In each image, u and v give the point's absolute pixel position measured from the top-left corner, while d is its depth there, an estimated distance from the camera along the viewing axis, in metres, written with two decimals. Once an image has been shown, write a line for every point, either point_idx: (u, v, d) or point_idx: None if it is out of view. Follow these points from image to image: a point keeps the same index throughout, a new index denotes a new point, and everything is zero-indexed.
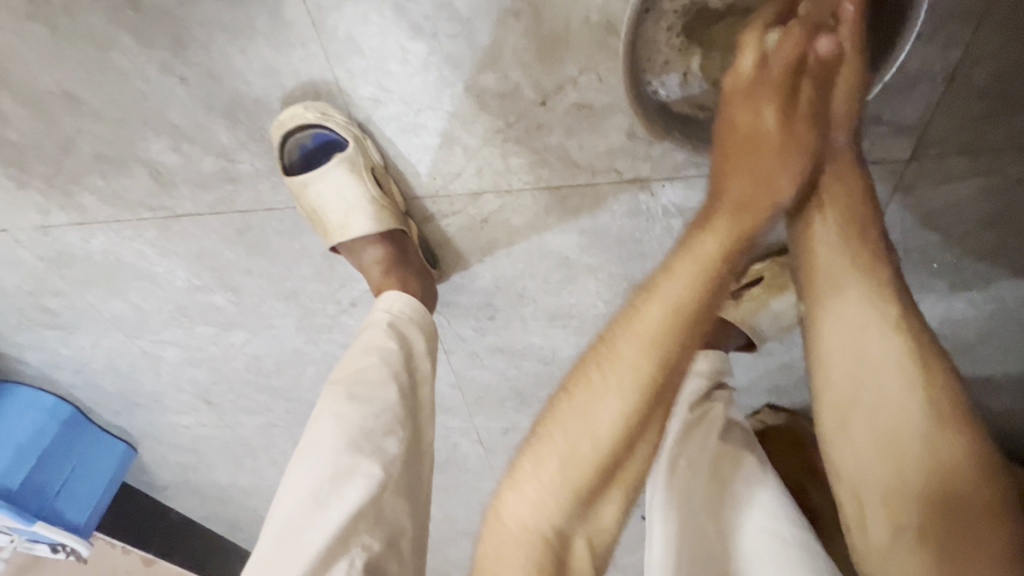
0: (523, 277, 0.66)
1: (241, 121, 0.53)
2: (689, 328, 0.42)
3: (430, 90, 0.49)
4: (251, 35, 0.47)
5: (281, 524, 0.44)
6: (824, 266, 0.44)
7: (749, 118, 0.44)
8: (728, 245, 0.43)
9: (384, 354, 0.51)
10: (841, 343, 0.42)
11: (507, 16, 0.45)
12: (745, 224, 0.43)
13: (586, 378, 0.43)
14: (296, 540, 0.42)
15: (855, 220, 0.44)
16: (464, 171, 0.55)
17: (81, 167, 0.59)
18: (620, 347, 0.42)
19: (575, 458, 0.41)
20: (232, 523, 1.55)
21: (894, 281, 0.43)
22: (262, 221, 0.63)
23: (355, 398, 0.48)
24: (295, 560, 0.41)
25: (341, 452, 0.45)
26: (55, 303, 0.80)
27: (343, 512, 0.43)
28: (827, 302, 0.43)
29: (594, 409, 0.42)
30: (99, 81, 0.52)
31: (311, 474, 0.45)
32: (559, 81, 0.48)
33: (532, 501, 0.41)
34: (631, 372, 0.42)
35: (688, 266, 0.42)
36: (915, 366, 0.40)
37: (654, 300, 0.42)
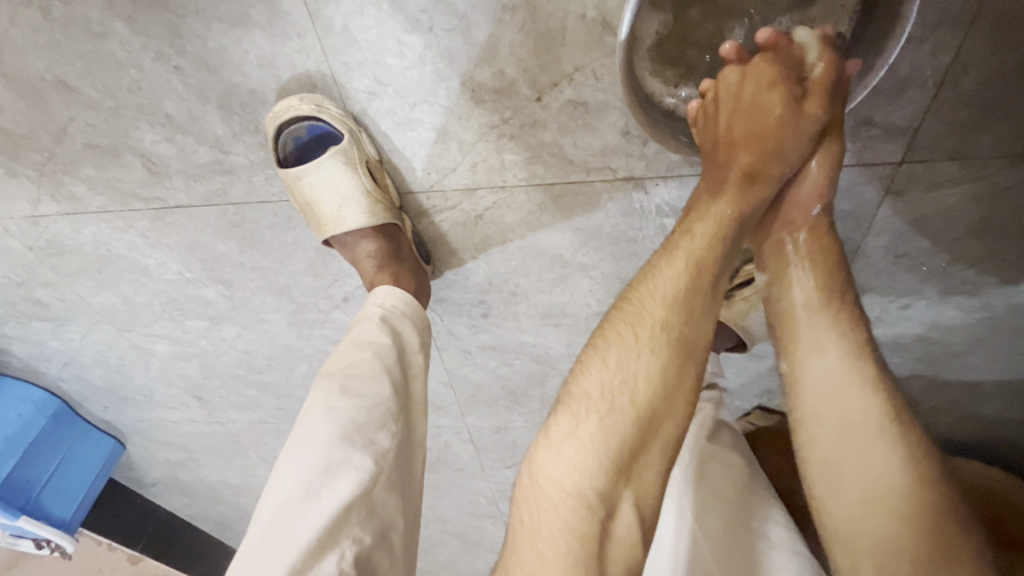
0: (516, 275, 0.67)
1: (235, 112, 0.53)
2: (709, 280, 0.45)
3: (426, 84, 0.49)
4: (247, 25, 0.47)
5: (271, 515, 0.43)
6: (802, 314, 0.48)
7: (750, 110, 0.46)
8: (736, 210, 0.46)
9: (376, 349, 0.51)
10: (823, 400, 0.45)
11: (504, 12, 0.45)
12: (751, 195, 0.46)
13: (617, 334, 0.44)
14: (287, 531, 0.42)
15: (832, 279, 0.48)
16: (459, 167, 0.55)
17: (73, 157, 0.59)
18: (648, 303, 0.44)
19: (615, 413, 0.42)
20: (220, 521, 1.54)
21: (868, 341, 0.46)
22: (255, 213, 0.62)
23: (348, 391, 0.48)
24: (285, 552, 0.41)
25: (333, 445, 0.45)
26: (45, 294, 0.79)
27: (335, 504, 0.43)
28: (808, 359, 0.47)
29: (630, 361, 0.43)
30: (92, 69, 0.52)
31: (302, 466, 0.45)
32: (555, 78, 0.49)
33: (571, 463, 0.41)
34: (662, 324, 0.43)
35: (707, 224, 0.45)
36: (894, 426, 0.43)
37: (677, 254, 0.45)
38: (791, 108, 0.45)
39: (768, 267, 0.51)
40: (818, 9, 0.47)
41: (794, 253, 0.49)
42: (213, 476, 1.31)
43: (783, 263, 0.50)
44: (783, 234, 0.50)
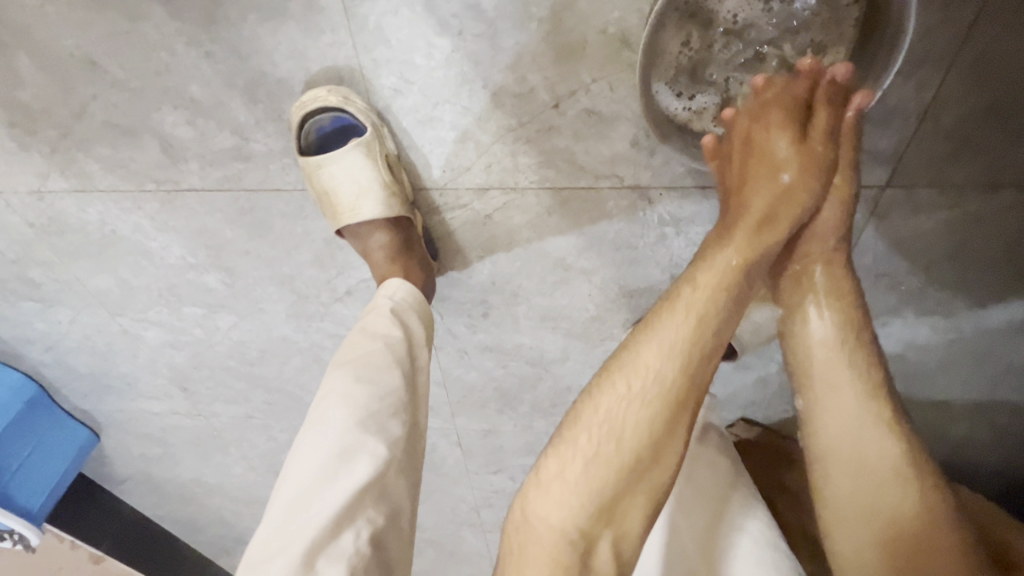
0: (519, 276, 0.69)
1: (261, 100, 0.55)
2: (711, 334, 0.45)
3: (451, 85, 0.52)
4: (283, 17, 0.49)
5: (290, 495, 0.44)
6: (816, 348, 0.50)
7: (767, 142, 0.49)
8: (746, 258, 0.46)
9: (388, 341, 0.52)
10: (840, 436, 0.47)
11: (530, 22, 0.49)
12: (762, 239, 0.47)
13: (611, 384, 0.45)
14: (303, 511, 0.43)
15: (848, 313, 0.50)
16: (474, 166, 0.57)
17: (89, 133, 0.59)
18: (643, 355, 0.45)
19: (600, 458, 0.43)
20: (190, 523, 1.49)
21: (884, 379, 0.48)
22: (268, 202, 0.64)
23: (362, 379, 0.49)
24: (304, 529, 0.42)
25: (349, 430, 0.46)
26: (39, 273, 0.78)
27: (351, 486, 0.43)
28: (824, 397, 0.49)
29: (619, 410, 0.44)
30: (123, 49, 0.53)
31: (320, 448, 0.45)
32: (572, 87, 0.52)
33: (558, 503, 0.43)
34: (653, 376, 0.44)
35: (710, 276, 0.46)
36: (908, 468, 0.45)
37: (677, 307, 0.45)
38: (798, 147, 0.48)
39: (785, 302, 0.53)
40: (814, 31, 0.50)
41: (812, 287, 0.51)
42: (188, 474, 1.28)
43: (799, 295, 0.52)
44: (799, 267, 0.52)
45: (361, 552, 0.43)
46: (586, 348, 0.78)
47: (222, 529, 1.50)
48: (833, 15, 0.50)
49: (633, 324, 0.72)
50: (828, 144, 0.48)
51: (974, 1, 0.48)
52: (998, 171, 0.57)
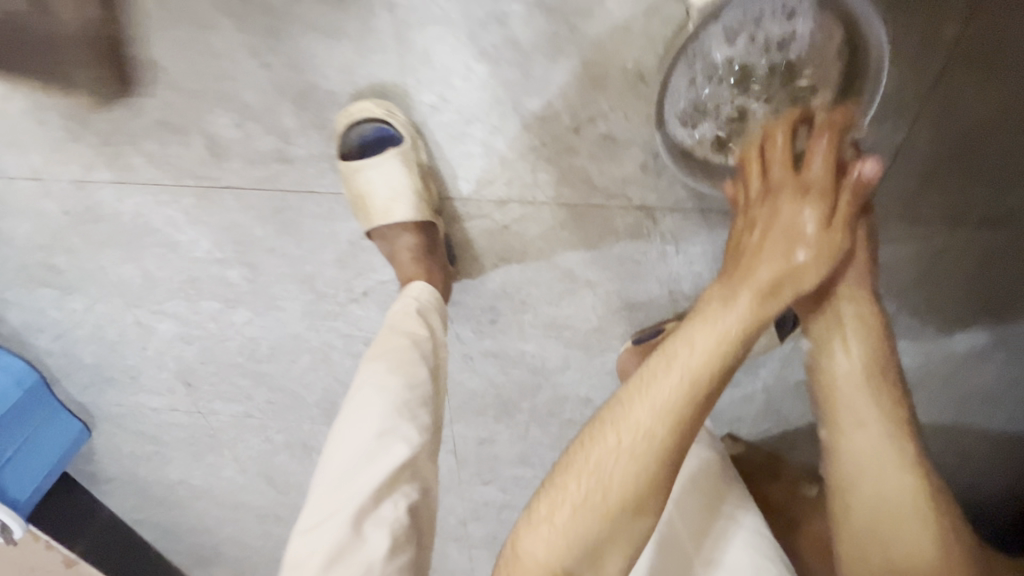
0: (529, 285, 0.74)
1: (308, 108, 0.60)
2: (702, 394, 0.49)
3: (484, 105, 0.58)
4: (339, 37, 0.56)
5: (334, 471, 0.48)
6: (845, 386, 0.55)
7: (790, 213, 0.51)
8: (746, 324, 0.50)
9: (415, 338, 0.56)
10: (867, 474, 0.53)
11: (559, 55, 0.55)
12: (766, 305, 0.50)
13: (602, 436, 0.49)
14: (347, 486, 0.47)
15: (875, 356, 0.55)
16: (497, 179, 0.63)
17: (142, 129, 0.64)
18: (636, 410, 0.49)
19: (587, 505, 0.47)
20: (169, 529, 1.47)
21: (907, 419, 0.54)
22: (300, 203, 0.68)
23: (394, 369, 0.52)
24: (348, 500, 0.46)
25: (386, 416, 0.50)
26: (63, 260, 0.81)
27: (389, 465, 0.47)
28: (853, 435, 0.54)
29: (607, 462, 0.48)
30: (189, 54, 0.59)
31: (359, 430, 0.49)
32: (592, 114, 0.58)
33: (546, 543, 0.47)
34: (643, 433, 0.48)
35: (708, 340, 0.49)
36: (925, 504, 0.52)
37: (673, 367, 0.49)
38: (823, 224, 0.50)
39: (815, 336, 0.57)
40: (808, 74, 0.55)
41: (842, 325, 0.55)
42: (175, 475, 1.27)
43: (829, 334, 0.56)
44: (829, 306, 0.56)
45: (400, 519, 0.47)
46: (585, 358, 0.82)
47: (201, 536, 1.48)
48: (822, 55, 0.54)
49: (631, 335, 0.77)
50: (846, 231, 0.51)
51: (937, 60, 0.56)
52: (959, 209, 0.64)
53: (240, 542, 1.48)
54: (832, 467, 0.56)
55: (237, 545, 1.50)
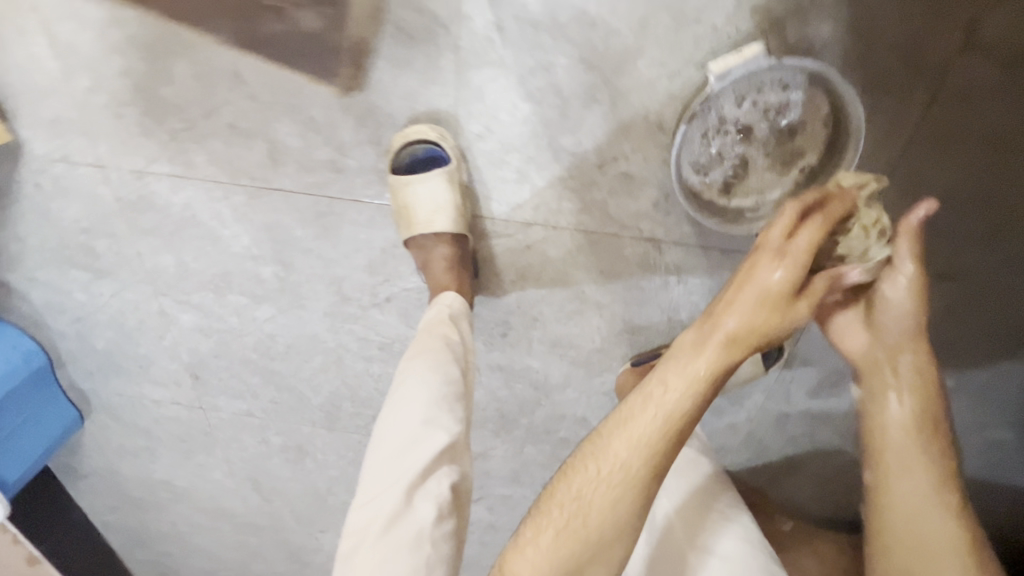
0: (542, 303, 0.81)
1: (368, 126, 0.68)
2: (674, 433, 0.56)
3: (523, 138, 0.67)
4: (406, 68, 0.65)
5: (384, 455, 0.53)
6: (895, 434, 0.63)
7: (763, 272, 0.55)
8: (716, 373, 0.55)
9: (449, 340, 0.61)
10: (911, 516, 0.61)
11: (592, 102, 0.65)
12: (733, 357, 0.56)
13: (583, 467, 0.57)
14: (397, 468, 0.52)
15: (925, 408, 0.63)
16: (526, 203, 0.71)
17: (211, 131, 0.71)
18: (613, 446, 0.56)
19: (568, 530, 0.55)
20: (139, 532, 1.44)
21: (952, 469, 0.62)
22: (344, 209, 0.75)
23: (434, 365, 0.58)
24: (400, 479, 0.51)
25: (427, 406, 0.55)
26: (103, 245, 0.86)
27: (434, 449, 0.53)
28: (900, 479, 0.62)
29: (587, 491, 0.56)
30: (269, 70, 0.67)
31: (405, 419, 0.54)
32: (616, 154, 0.67)
33: (531, 563, 0.55)
34: (620, 465, 0.56)
35: (680, 385, 0.56)
36: (964, 547, 0.59)
37: (647, 407, 0.57)
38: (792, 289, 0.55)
39: (871, 384, 0.65)
40: (800, 137, 0.65)
41: (897, 379, 0.63)
42: (159, 475, 1.27)
43: (882, 385, 0.64)
44: (886, 361, 0.64)
45: (445, 495, 0.52)
46: (586, 378, 0.88)
47: (172, 542, 1.45)
48: (811, 124, 0.65)
49: (631, 358, 0.84)
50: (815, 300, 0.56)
51: (902, 138, 0.65)
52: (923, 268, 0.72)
53: (212, 551, 1.46)
54: (879, 511, 0.63)
55: (207, 554, 1.47)
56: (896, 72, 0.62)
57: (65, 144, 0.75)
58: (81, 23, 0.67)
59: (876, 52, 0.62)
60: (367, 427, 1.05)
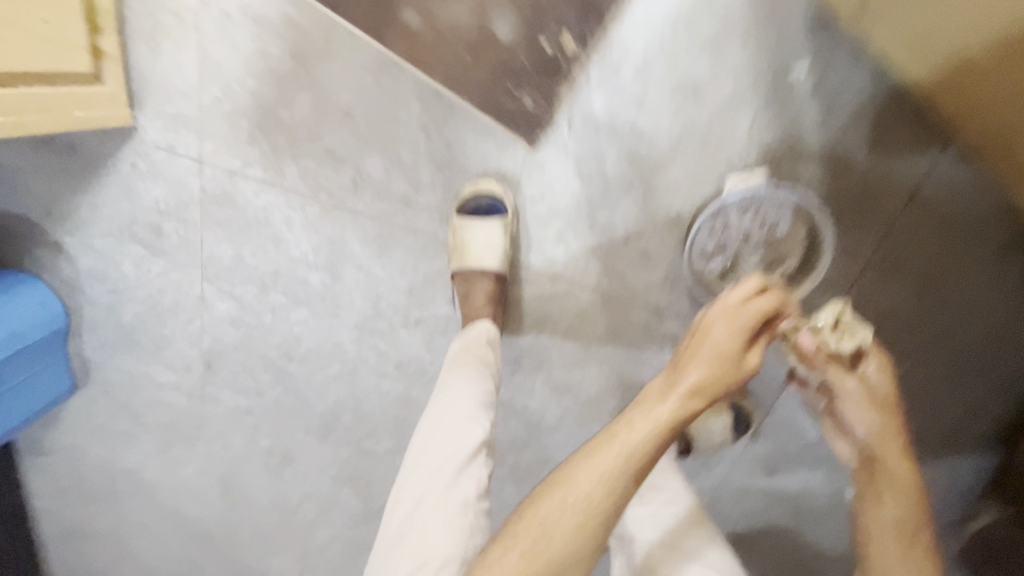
0: (553, 349, 0.92)
1: (444, 173, 0.83)
2: (637, 466, 0.59)
3: (568, 207, 0.82)
4: (487, 136, 0.81)
5: (431, 448, 0.65)
6: (880, 538, 0.70)
7: (720, 331, 0.64)
8: (677, 415, 0.60)
9: (483, 353, 0.73)
10: None
11: (629, 191, 0.81)
12: (692, 402, 0.61)
13: (550, 495, 0.60)
14: (442, 458, 0.63)
15: (908, 519, 0.69)
16: (558, 259, 0.85)
17: (310, 152, 0.85)
18: (579, 476, 0.59)
19: (534, 553, 0.57)
20: (79, 523, 1.38)
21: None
22: (403, 236, 0.88)
23: (472, 375, 0.69)
24: (446, 467, 0.63)
25: (471, 408, 0.66)
26: (171, 227, 0.95)
27: (473, 443, 0.64)
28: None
29: (552, 516, 0.58)
30: (373, 114, 0.82)
31: (449, 418, 0.65)
32: (639, 234, 0.83)
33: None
34: (585, 495, 0.58)
35: (644, 423, 0.60)
36: None
37: (613, 442, 0.60)
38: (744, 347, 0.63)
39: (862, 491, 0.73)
40: (782, 249, 0.82)
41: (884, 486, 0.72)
42: (127, 462, 1.25)
43: (871, 490, 0.72)
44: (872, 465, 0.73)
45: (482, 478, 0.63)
46: (577, 426, 0.97)
47: (111, 540, 1.39)
48: (792, 242, 0.81)
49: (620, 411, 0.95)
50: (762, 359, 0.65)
51: (859, 262, 0.83)
52: None
53: (150, 557, 1.40)
54: None
55: (144, 559, 1.41)
56: (859, 212, 0.81)
57: (175, 138, 0.87)
58: (227, 47, 0.81)
59: (847, 194, 0.80)
60: (359, 442, 1.10)
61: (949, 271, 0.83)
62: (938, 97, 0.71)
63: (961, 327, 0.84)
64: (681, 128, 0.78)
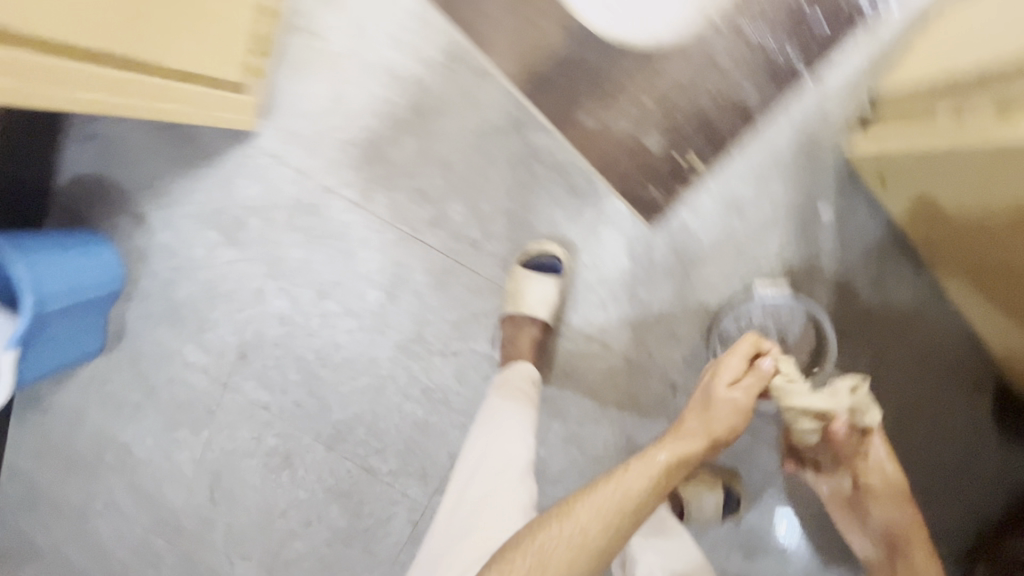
0: (572, 402, 1.00)
1: (514, 229, 0.96)
2: (634, 505, 0.67)
3: (613, 280, 0.95)
4: (558, 207, 0.94)
5: (492, 466, 0.76)
6: None
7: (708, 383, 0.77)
8: (670, 459, 0.71)
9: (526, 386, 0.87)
10: None
11: (668, 277, 0.94)
12: (682, 448, 0.72)
13: (549, 527, 0.65)
14: (505, 475, 0.75)
15: None
16: (595, 322, 0.97)
17: (402, 187, 0.97)
18: (578, 509, 0.66)
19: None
20: (52, 488, 1.36)
21: None
22: (463, 274, 0.99)
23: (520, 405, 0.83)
24: (509, 481, 0.74)
25: (523, 431, 0.80)
26: (254, 223, 1.05)
27: (527, 461, 0.77)
28: None
29: (548, 545, 0.64)
30: (466, 167, 0.95)
31: (507, 440, 0.78)
32: (669, 315, 0.95)
33: None
34: (582, 528, 0.64)
35: (641, 464, 0.70)
36: None
37: (612, 481, 0.69)
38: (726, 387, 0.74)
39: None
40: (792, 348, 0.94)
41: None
42: (127, 434, 1.27)
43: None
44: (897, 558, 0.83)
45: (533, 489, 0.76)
46: (579, 483, 1.02)
47: (77, 512, 1.37)
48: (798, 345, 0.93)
49: None
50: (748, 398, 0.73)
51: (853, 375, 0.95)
52: None
53: (110, 538, 1.37)
54: None
55: (103, 540, 1.37)
56: (857, 332, 0.94)
57: (286, 151, 1.00)
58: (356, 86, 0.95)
59: (850, 316, 0.94)
60: (364, 458, 1.14)
61: (931, 399, 0.94)
62: (941, 254, 0.84)
63: (938, 448, 0.96)
64: (722, 236, 0.92)
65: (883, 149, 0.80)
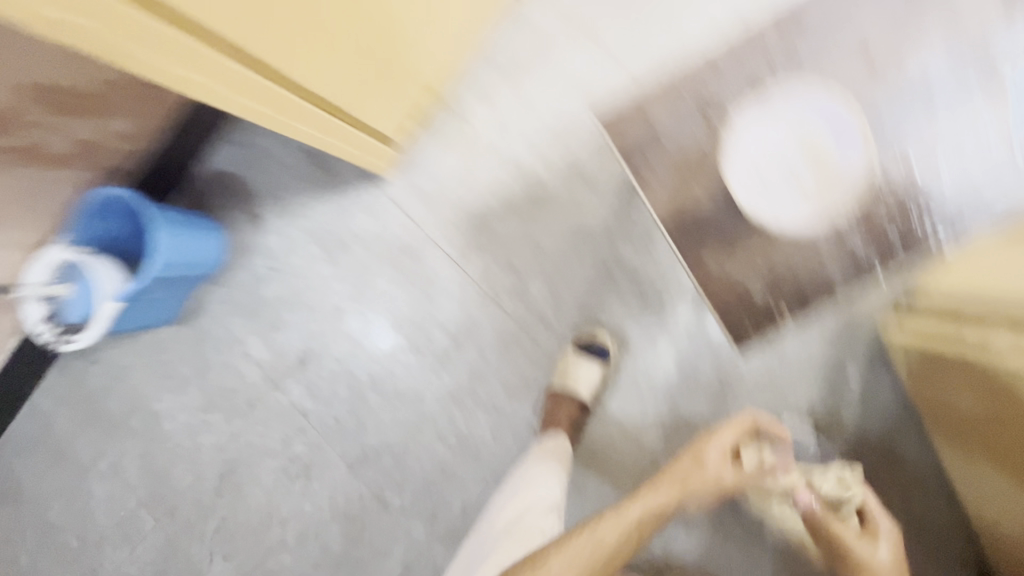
0: (592, 482, 1.09)
1: (581, 317, 1.10)
2: (603, 558, 0.81)
3: (657, 383, 1.07)
4: (625, 308, 1.08)
5: (521, 504, 0.94)
6: None
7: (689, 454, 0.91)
8: (640, 519, 0.85)
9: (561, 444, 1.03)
10: None
11: (705, 393, 1.06)
12: (648, 509, 0.86)
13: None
14: (527, 510, 0.93)
15: None
16: (631, 415, 1.08)
17: (496, 255, 1.12)
18: (551, 561, 0.79)
19: None
20: (65, 435, 1.40)
21: None
22: (526, 343, 1.12)
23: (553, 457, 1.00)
24: (535, 521, 0.91)
25: (553, 479, 0.97)
26: (356, 250, 1.19)
27: (551, 501, 0.94)
28: None
29: None
30: (555, 255, 1.10)
31: (540, 486, 0.96)
32: (699, 428, 1.06)
33: None
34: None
35: (611, 521, 0.84)
36: None
37: (584, 535, 0.82)
38: (695, 457, 0.90)
39: None
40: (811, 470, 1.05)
41: None
42: (162, 404, 1.33)
43: None
44: None
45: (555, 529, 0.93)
46: None
47: (79, 465, 1.39)
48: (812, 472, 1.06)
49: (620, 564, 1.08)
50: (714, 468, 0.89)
51: None
52: None
53: (101, 500, 1.38)
54: None
55: (93, 499, 1.39)
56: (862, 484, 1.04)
57: (408, 201, 1.16)
58: (483, 165, 1.12)
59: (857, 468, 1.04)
60: (381, 487, 1.20)
61: (914, 562, 1.03)
62: (950, 443, 0.94)
63: None
64: (761, 373, 1.05)
65: (921, 336, 0.90)
